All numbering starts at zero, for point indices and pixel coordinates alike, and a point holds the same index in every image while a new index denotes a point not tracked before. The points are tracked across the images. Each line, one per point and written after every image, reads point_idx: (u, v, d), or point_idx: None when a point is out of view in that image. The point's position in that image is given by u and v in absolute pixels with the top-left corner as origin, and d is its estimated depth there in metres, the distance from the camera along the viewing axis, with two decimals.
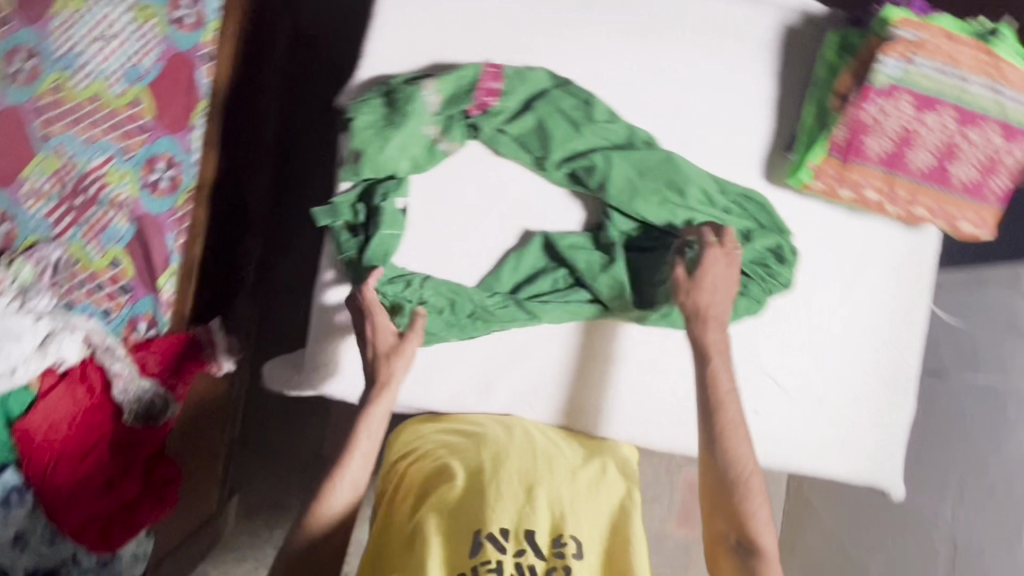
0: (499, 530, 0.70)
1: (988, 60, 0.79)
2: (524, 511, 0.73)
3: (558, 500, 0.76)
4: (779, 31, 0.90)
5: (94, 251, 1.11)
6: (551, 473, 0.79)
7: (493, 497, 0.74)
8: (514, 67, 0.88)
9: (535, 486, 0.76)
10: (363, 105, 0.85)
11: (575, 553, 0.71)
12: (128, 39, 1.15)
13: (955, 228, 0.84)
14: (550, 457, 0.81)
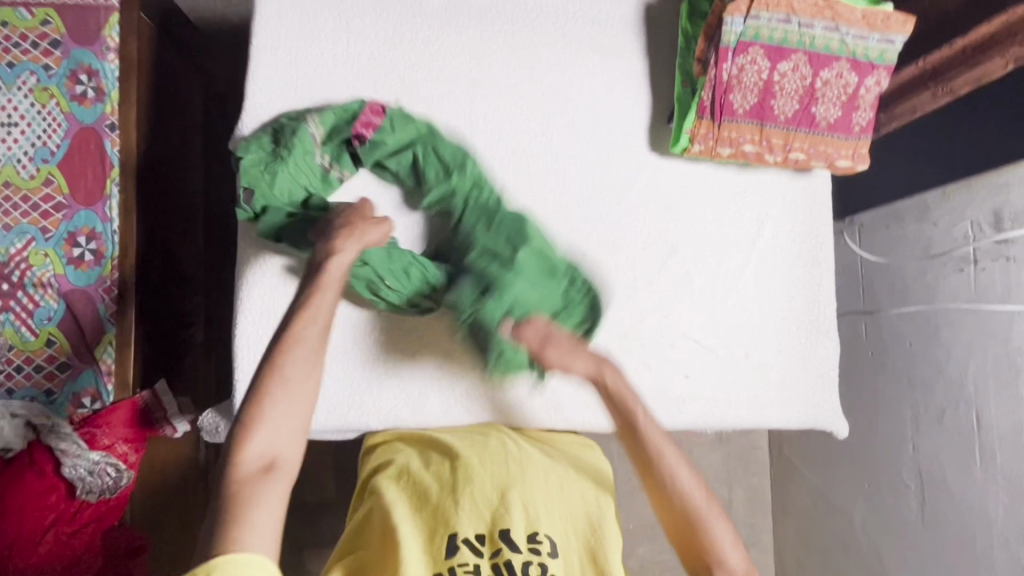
0: (476, 536, 0.73)
1: (824, 3, 0.83)
2: (499, 514, 0.75)
3: (532, 499, 0.77)
4: (642, 11, 0.94)
5: (28, 334, 1.12)
6: (524, 472, 0.80)
7: (469, 503, 0.76)
8: (397, 109, 0.88)
9: (510, 488, 0.77)
10: (250, 144, 0.86)
11: (551, 550, 0.73)
12: (32, 121, 1.15)
13: (833, 165, 0.89)
14: (525, 458, 0.82)
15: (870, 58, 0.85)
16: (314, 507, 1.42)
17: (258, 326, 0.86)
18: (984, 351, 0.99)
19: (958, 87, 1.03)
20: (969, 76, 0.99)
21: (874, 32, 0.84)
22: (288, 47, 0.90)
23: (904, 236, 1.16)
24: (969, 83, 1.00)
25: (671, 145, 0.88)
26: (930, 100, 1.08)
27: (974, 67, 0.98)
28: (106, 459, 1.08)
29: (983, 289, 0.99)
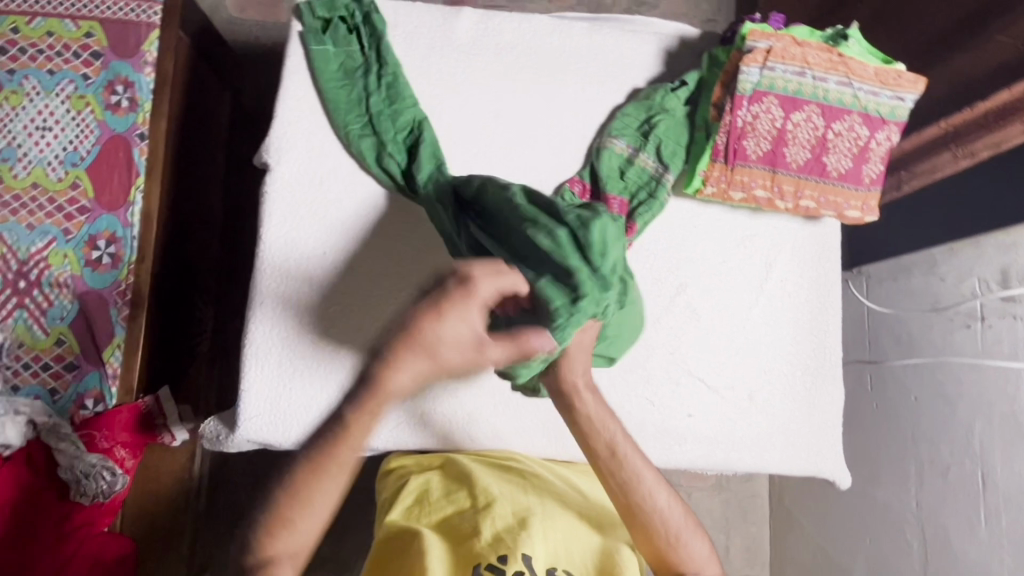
0: (498, 560, 0.72)
1: (838, 59, 0.87)
2: (520, 539, 0.74)
3: (552, 530, 0.77)
4: (661, 56, 0.99)
5: (38, 332, 1.13)
6: (542, 503, 0.80)
7: (490, 531, 0.75)
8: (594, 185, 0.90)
9: (529, 516, 0.77)
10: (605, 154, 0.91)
11: None
12: (66, 127, 1.19)
13: (842, 215, 0.91)
14: (540, 484, 0.83)
15: (881, 113, 0.89)
16: None
17: (268, 329, 0.87)
18: (991, 408, 0.99)
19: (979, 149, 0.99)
20: (989, 139, 0.97)
21: (886, 87, 0.88)
22: (318, 65, 0.92)
23: (911, 288, 1.16)
24: (990, 146, 0.97)
25: (684, 185, 0.90)
26: (950, 163, 1.04)
27: (996, 131, 0.95)
28: (104, 462, 1.07)
29: (990, 346, 0.99)
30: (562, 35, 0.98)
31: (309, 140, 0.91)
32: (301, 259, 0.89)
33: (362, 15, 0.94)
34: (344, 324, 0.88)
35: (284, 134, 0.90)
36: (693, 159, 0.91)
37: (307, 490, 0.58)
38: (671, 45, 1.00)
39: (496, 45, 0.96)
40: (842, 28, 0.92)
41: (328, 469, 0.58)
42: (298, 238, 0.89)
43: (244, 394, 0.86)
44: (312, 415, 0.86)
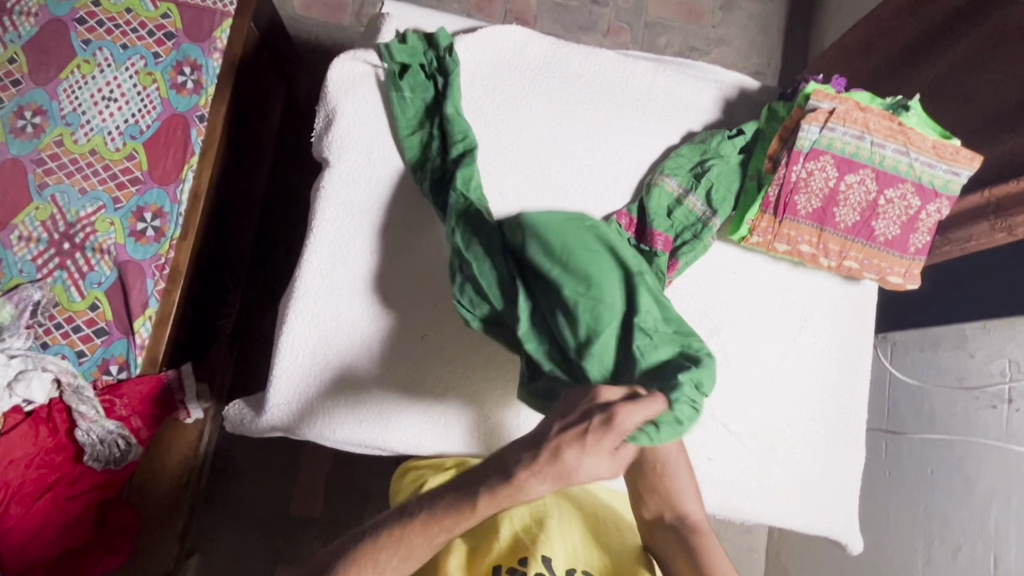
0: (519, 563, 0.74)
1: (897, 128, 0.90)
2: (539, 541, 0.76)
3: (569, 535, 0.79)
4: (720, 104, 1.02)
5: (75, 294, 1.12)
6: (559, 507, 0.81)
7: (509, 532, 0.77)
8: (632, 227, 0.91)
9: (546, 518, 0.78)
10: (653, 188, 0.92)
11: None
12: (130, 100, 1.20)
13: (884, 278, 0.94)
14: (561, 493, 0.83)
15: (935, 185, 0.90)
16: (300, 523, 1.40)
17: (309, 308, 0.89)
18: (1010, 492, 0.98)
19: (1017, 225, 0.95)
20: None
21: (942, 162, 0.90)
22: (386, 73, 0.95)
23: (938, 362, 1.16)
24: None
25: (729, 232, 0.93)
26: (987, 234, 1.00)
27: None
28: (120, 431, 1.09)
29: (1016, 429, 0.99)
30: (626, 72, 1.01)
31: (370, 143, 0.93)
32: (350, 246, 0.91)
33: (440, 63, 0.95)
34: (381, 316, 0.91)
35: (346, 133, 0.93)
36: (741, 206, 0.93)
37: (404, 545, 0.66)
38: (730, 94, 1.03)
39: (561, 73, 0.99)
40: (904, 99, 0.93)
41: (429, 538, 0.66)
42: (346, 234, 0.91)
43: (274, 380, 0.88)
44: (337, 399, 0.88)
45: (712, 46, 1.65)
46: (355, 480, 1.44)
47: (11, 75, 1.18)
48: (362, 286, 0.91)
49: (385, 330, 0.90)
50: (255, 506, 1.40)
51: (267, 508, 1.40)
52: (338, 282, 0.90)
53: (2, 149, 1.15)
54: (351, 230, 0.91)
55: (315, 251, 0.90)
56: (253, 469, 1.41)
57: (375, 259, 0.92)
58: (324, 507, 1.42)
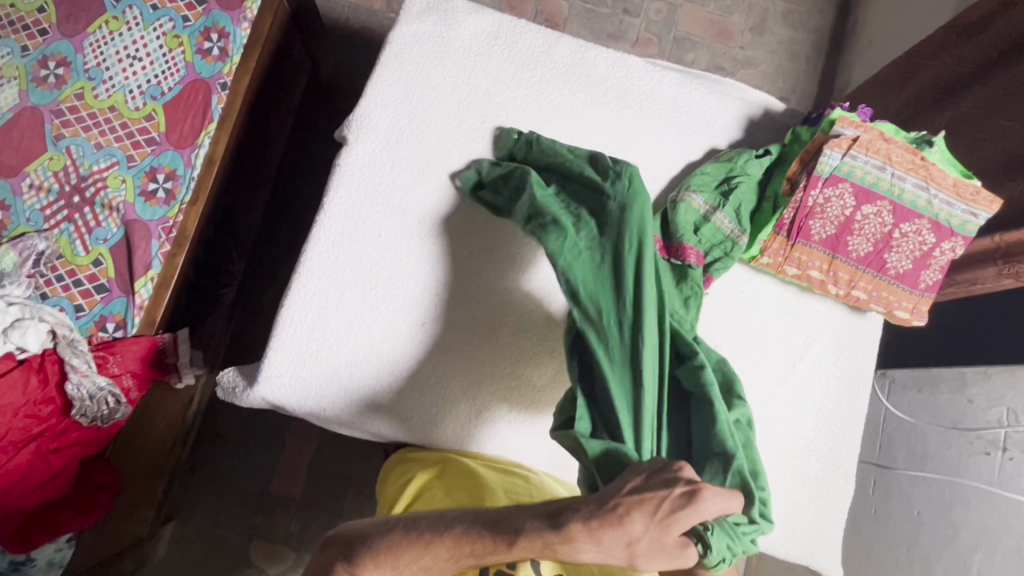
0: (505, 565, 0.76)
1: (919, 163, 0.89)
2: None
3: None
4: (742, 122, 1.02)
5: (80, 249, 1.12)
6: None
7: None
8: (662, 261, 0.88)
9: None
10: (681, 208, 0.89)
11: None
12: (155, 61, 1.19)
13: (891, 312, 0.93)
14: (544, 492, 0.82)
15: (951, 225, 0.90)
16: (280, 500, 1.40)
17: (315, 281, 0.89)
18: (997, 540, 0.97)
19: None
20: None
21: (961, 201, 0.89)
22: (413, 59, 0.95)
23: (935, 403, 1.16)
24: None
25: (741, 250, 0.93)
26: (993, 278, 1.01)
27: None
28: (111, 388, 1.08)
29: (1008, 477, 0.98)
30: (652, 81, 1.00)
31: (390, 126, 0.93)
32: (362, 224, 0.91)
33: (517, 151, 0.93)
34: (385, 298, 0.90)
35: (370, 112, 0.93)
36: (755, 227, 0.93)
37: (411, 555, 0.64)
38: (753, 114, 1.02)
39: (587, 75, 0.99)
40: (928, 134, 0.93)
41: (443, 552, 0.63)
42: (358, 212, 0.91)
43: (270, 352, 0.87)
44: (331, 378, 0.87)
45: (738, 67, 1.65)
46: (340, 463, 1.44)
47: (39, 24, 1.18)
48: (371, 268, 0.90)
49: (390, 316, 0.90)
50: (238, 478, 1.39)
51: (248, 482, 1.40)
52: (345, 258, 0.90)
53: (22, 97, 1.15)
54: (362, 211, 0.91)
55: (325, 228, 0.90)
56: (240, 442, 1.41)
57: (385, 243, 0.91)
58: (305, 487, 1.41)
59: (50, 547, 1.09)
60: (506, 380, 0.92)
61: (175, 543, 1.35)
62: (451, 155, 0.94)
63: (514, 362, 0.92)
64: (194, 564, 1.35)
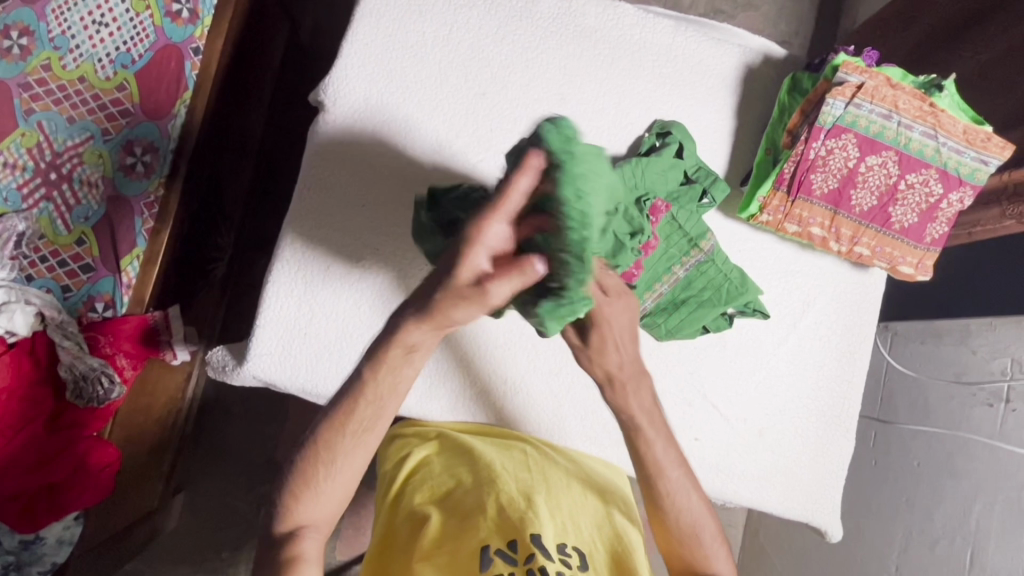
0: (508, 545, 0.66)
1: (928, 109, 0.85)
2: (527, 517, 0.69)
3: (560, 510, 0.72)
4: (741, 70, 0.96)
5: (61, 227, 1.08)
6: (546, 482, 0.76)
7: (494, 507, 0.70)
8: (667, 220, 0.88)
9: (533, 494, 0.72)
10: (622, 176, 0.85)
11: (581, 564, 0.67)
12: (122, 26, 1.11)
13: (894, 267, 0.90)
14: (545, 468, 0.78)
15: (960, 173, 0.86)
16: None
17: (298, 252, 0.86)
18: (996, 491, 0.96)
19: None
20: None
21: (971, 148, 0.85)
22: (391, 16, 0.89)
23: (938, 355, 1.14)
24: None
25: (738, 209, 0.90)
26: (996, 219, 0.93)
27: None
28: (104, 367, 1.05)
29: (1010, 429, 0.97)
30: (645, 29, 0.95)
31: (368, 88, 0.88)
32: (344, 195, 0.88)
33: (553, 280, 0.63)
34: (369, 265, 0.88)
35: (344, 74, 0.87)
36: (753, 184, 0.89)
37: (326, 449, 0.63)
38: (753, 61, 0.97)
39: (576, 26, 0.93)
40: (938, 77, 0.88)
41: (348, 428, 0.63)
42: (338, 181, 0.87)
43: (257, 330, 0.85)
44: (323, 355, 0.86)
45: (738, 10, 1.56)
46: None
47: None
48: (353, 253, 0.87)
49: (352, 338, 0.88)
50: (243, 450, 1.41)
51: (254, 453, 1.41)
52: (324, 229, 0.87)
53: None
54: (337, 179, 0.87)
55: (305, 201, 0.87)
56: (244, 414, 1.41)
57: (368, 213, 0.88)
58: None
59: (58, 526, 1.06)
60: (500, 351, 0.90)
61: (186, 513, 1.37)
62: (434, 116, 0.89)
63: (507, 333, 0.90)
64: (207, 531, 1.38)
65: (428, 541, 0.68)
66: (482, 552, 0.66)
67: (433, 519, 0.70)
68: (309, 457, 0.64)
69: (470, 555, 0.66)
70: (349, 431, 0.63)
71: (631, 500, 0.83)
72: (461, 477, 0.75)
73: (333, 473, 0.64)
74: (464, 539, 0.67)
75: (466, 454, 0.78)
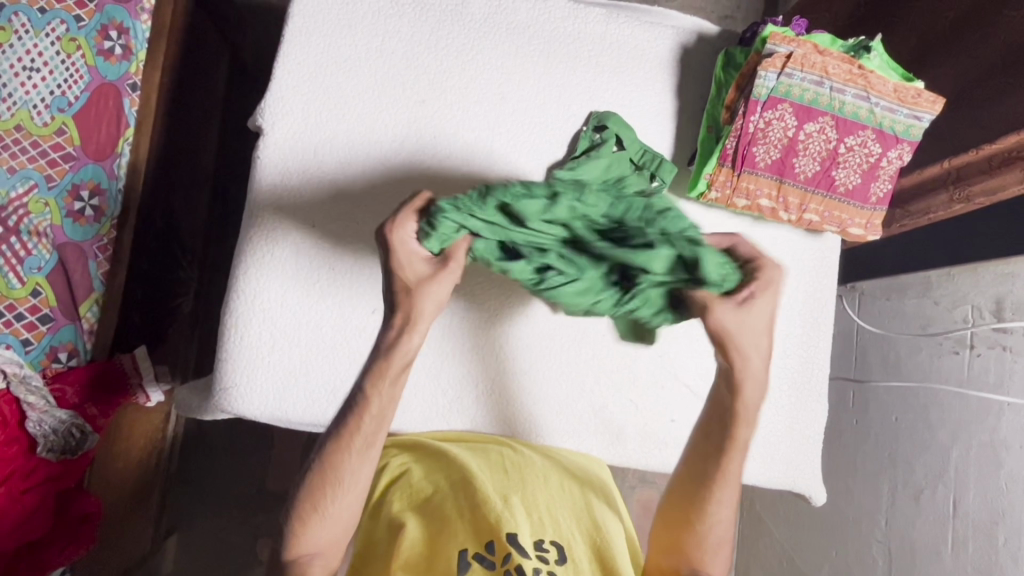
0: (487, 547, 0.66)
1: (857, 71, 0.86)
2: (504, 517, 0.69)
3: (536, 507, 0.73)
4: (677, 51, 0.97)
5: (14, 280, 1.04)
6: (523, 480, 0.75)
7: (471, 510, 0.70)
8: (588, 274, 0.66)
9: (509, 493, 0.72)
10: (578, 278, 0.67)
11: (559, 559, 0.67)
12: (55, 69, 1.08)
13: (845, 230, 0.91)
14: (523, 466, 0.78)
15: (896, 131, 0.87)
16: (279, 497, 1.39)
17: (259, 280, 0.85)
18: (971, 435, 0.98)
19: (974, 195, 0.93)
20: (988, 185, 0.90)
21: (904, 106, 0.87)
22: (320, 32, 0.88)
23: (904, 309, 1.16)
24: (987, 193, 0.91)
25: (688, 188, 0.90)
26: (944, 204, 0.98)
27: (994, 176, 0.89)
28: (73, 419, 1.03)
29: (976, 374, 0.98)
30: (577, 21, 0.95)
31: (306, 108, 0.87)
32: (296, 216, 0.87)
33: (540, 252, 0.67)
34: (335, 282, 0.87)
35: (278, 97, 0.86)
36: (699, 163, 0.90)
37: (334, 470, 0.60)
38: (687, 41, 0.97)
39: (507, 24, 0.93)
40: (866, 39, 0.89)
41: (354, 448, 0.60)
42: (287, 205, 0.86)
43: (220, 362, 0.84)
44: (293, 382, 0.86)
45: None
46: None
47: None
48: (308, 274, 0.87)
49: (335, 336, 0.87)
50: (231, 483, 1.39)
51: (243, 484, 1.39)
52: (277, 253, 0.86)
53: None
54: (287, 202, 0.87)
55: (256, 229, 0.86)
56: (229, 447, 1.40)
57: (320, 233, 0.87)
58: None
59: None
60: (470, 356, 0.90)
61: (181, 553, 1.35)
62: (375, 129, 0.89)
63: (473, 336, 0.90)
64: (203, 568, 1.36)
65: (406, 548, 0.68)
66: (460, 556, 0.66)
67: (411, 528, 0.69)
68: (315, 487, 0.60)
69: (450, 554, 0.66)
70: (348, 458, 0.60)
71: (610, 491, 0.83)
72: (438, 484, 0.74)
73: (342, 494, 0.60)
74: (443, 546, 0.67)
75: (443, 458, 0.78)
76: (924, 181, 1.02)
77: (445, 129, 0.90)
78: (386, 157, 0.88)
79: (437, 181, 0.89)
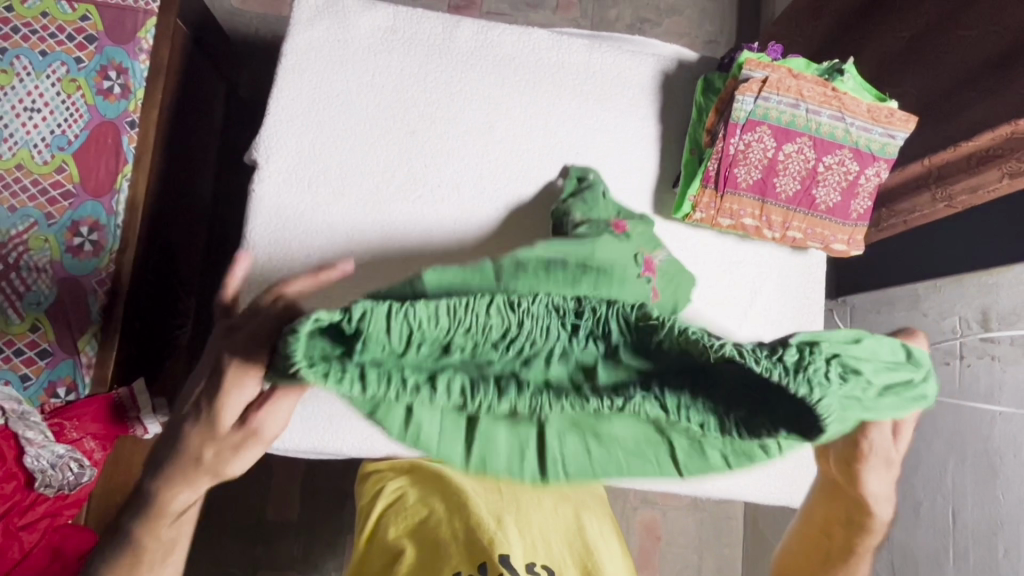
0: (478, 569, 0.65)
1: (832, 94, 0.89)
2: (495, 538, 0.68)
3: (529, 530, 0.73)
4: (659, 77, 1.00)
5: (13, 316, 1.06)
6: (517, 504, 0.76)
7: (465, 533, 0.70)
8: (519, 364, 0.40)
9: (502, 515, 0.72)
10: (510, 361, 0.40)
11: None
12: (55, 109, 1.10)
13: (828, 246, 0.94)
14: None
15: (872, 150, 0.90)
16: (277, 530, 1.36)
17: None
18: (966, 446, 0.99)
19: (956, 195, 0.96)
20: (968, 183, 0.93)
21: (877, 125, 0.90)
22: (312, 69, 0.91)
23: (893, 322, 1.17)
24: (968, 191, 0.94)
25: (673, 210, 0.93)
26: (929, 204, 1.00)
27: (975, 175, 0.92)
28: (73, 453, 1.03)
29: (967, 385, 0.99)
30: (561, 51, 0.98)
31: (299, 142, 0.89)
32: (289, 247, 0.87)
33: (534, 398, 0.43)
34: None
35: (270, 133, 0.89)
36: (683, 183, 0.92)
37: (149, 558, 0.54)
38: (668, 68, 1.01)
39: (494, 56, 0.96)
40: (838, 62, 0.92)
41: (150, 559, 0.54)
42: (280, 237, 0.88)
43: None
44: None
45: (663, 16, 1.61)
46: (329, 487, 1.40)
47: None
48: None
49: None
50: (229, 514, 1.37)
51: None
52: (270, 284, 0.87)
53: None
54: (280, 233, 0.88)
55: (249, 260, 0.87)
56: None
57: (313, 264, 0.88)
58: (301, 511, 1.38)
59: None
60: None
61: None
62: (365, 161, 0.91)
63: None
64: None
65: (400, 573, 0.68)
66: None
67: (406, 553, 0.70)
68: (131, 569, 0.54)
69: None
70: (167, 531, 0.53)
71: (603, 518, 0.83)
72: (432, 507, 0.75)
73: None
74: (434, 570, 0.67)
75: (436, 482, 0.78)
76: (907, 180, 1.04)
77: (434, 160, 0.92)
78: (377, 187, 0.91)
79: (427, 209, 0.91)
